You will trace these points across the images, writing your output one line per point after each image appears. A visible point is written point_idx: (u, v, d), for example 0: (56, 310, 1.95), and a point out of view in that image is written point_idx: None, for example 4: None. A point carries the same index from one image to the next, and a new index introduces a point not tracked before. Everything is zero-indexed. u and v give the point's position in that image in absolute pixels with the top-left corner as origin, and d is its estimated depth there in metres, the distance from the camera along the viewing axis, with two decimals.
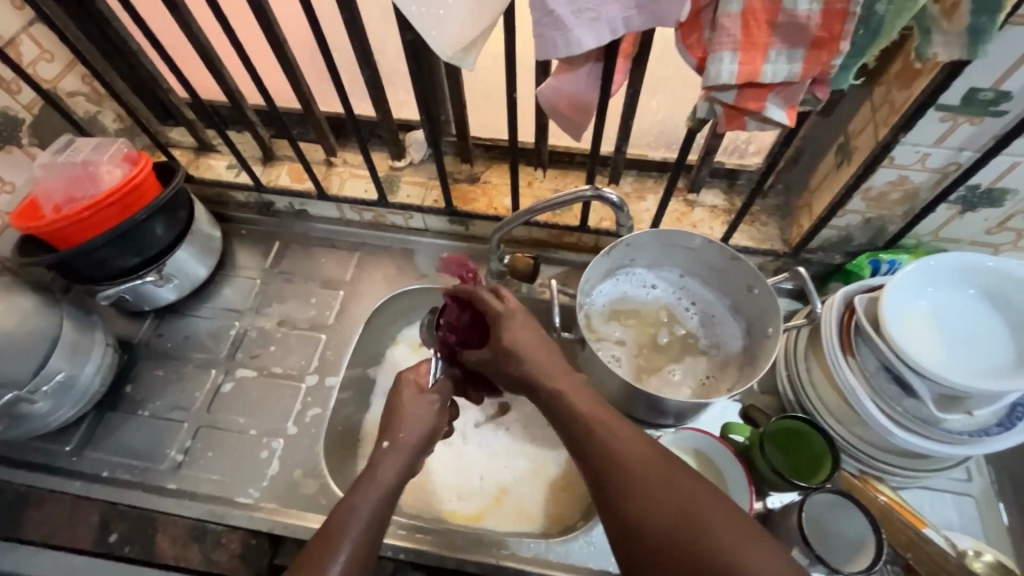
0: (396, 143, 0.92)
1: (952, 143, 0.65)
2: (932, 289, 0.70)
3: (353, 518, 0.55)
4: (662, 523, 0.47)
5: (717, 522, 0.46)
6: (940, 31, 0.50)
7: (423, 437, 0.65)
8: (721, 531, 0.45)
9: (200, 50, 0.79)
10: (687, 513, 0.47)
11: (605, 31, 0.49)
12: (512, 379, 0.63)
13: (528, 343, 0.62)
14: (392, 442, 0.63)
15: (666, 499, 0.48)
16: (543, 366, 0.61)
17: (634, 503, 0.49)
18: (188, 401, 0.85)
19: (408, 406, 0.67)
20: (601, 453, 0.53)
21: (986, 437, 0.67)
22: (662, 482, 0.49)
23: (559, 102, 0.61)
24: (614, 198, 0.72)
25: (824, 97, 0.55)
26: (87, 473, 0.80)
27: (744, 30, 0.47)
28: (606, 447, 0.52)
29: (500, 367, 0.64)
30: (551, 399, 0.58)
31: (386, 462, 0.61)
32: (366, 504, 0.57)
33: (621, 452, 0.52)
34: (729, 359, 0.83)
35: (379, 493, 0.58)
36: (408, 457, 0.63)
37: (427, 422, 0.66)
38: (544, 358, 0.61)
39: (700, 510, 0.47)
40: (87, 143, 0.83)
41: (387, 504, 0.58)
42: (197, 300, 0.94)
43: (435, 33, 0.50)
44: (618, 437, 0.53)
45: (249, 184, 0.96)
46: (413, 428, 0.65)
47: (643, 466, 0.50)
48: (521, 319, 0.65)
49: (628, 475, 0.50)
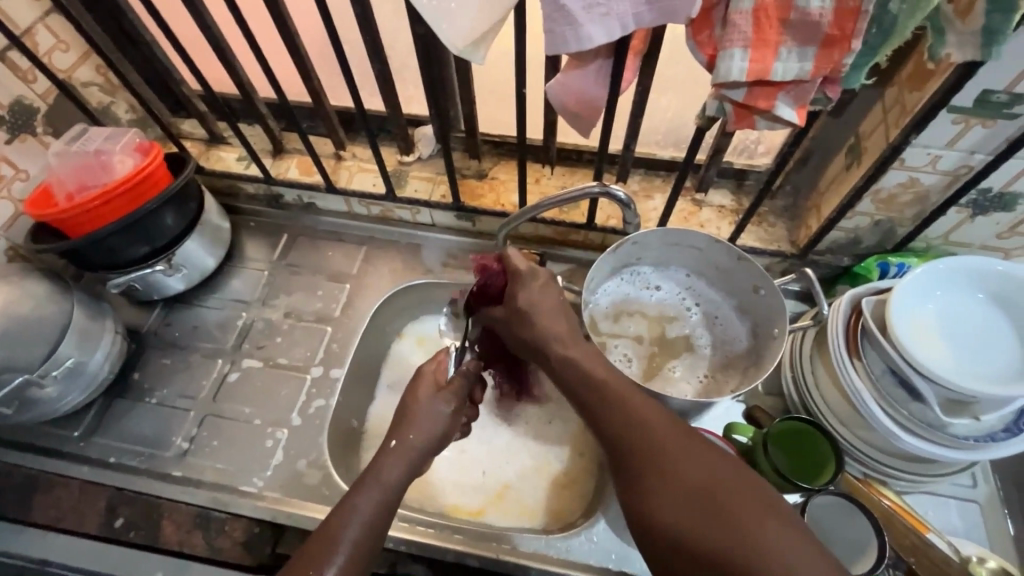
0: (405, 138, 0.93)
1: (964, 145, 0.64)
2: (941, 293, 0.69)
3: (351, 520, 0.56)
4: (679, 489, 0.48)
5: (730, 485, 0.48)
6: (954, 32, 0.50)
7: (430, 444, 0.64)
8: (736, 494, 0.47)
9: (213, 43, 0.80)
10: (701, 478, 0.48)
11: (616, 26, 0.49)
12: (527, 343, 0.64)
13: (549, 310, 0.63)
14: (399, 442, 0.63)
15: (680, 464, 0.50)
16: (560, 325, 0.62)
17: (652, 470, 0.50)
18: (195, 390, 0.86)
19: (417, 401, 0.67)
20: (619, 424, 0.54)
21: (993, 442, 0.66)
22: (677, 450, 0.50)
23: (567, 99, 0.61)
24: (622, 196, 0.72)
25: (835, 97, 0.54)
26: (94, 459, 0.81)
27: (755, 28, 0.47)
28: (626, 418, 0.54)
29: (517, 328, 0.65)
30: (570, 371, 0.59)
31: (389, 460, 0.61)
32: (366, 504, 0.58)
33: (639, 422, 0.53)
34: (733, 359, 0.82)
35: (380, 492, 0.59)
36: (414, 457, 0.62)
37: (437, 421, 0.66)
38: (562, 326, 0.62)
39: (715, 475, 0.48)
40: (101, 132, 0.84)
41: (387, 504, 0.59)
42: (205, 291, 0.95)
43: (445, 25, 0.50)
44: (637, 408, 0.54)
45: (259, 177, 0.97)
46: (422, 419, 0.65)
47: (658, 437, 0.52)
48: (541, 281, 0.65)
49: (647, 444, 0.52)
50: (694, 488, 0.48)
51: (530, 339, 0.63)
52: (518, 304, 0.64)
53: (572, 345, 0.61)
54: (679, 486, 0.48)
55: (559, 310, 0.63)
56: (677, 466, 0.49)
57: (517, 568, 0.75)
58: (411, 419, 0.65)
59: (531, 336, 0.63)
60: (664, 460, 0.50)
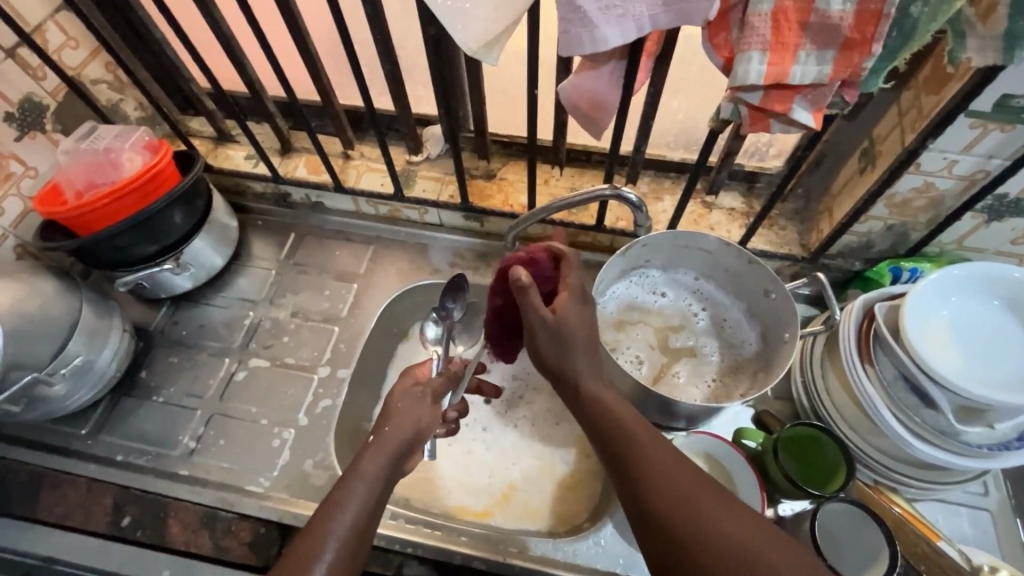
0: (414, 137, 0.92)
1: (981, 150, 0.64)
2: (955, 299, 0.69)
3: (338, 517, 0.55)
4: (697, 533, 0.46)
5: (747, 532, 0.46)
6: (975, 36, 0.49)
7: (409, 437, 0.62)
8: (755, 542, 0.45)
9: (224, 42, 0.80)
10: (718, 522, 0.46)
11: (632, 28, 0.48)
12: (552, 369, 0.62)
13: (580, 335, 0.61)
14: (377, 435, 0.61)
15: (697, 507, 0.48)
16: (587, 356, 0.60)
17: (668, 512, 0.48)
18: (202, 388, 0.86)
19: (397, 398, 0.67)
20: (637, 466, 0.52)
21: (1007, 451, 0.65)
22: (695, 493, 0.49)
23: (580, 101, 0.61)
24: (633, 198, 0.71)
25: (852, 101, 0.54)
26: (101, 457, 0.81)
27: (773, 30, 0.46)
28: (644, 458, 0.52)
29: (543, 351, 0.61)
30: (588, 407, 0.58)
31: (370, 455, 0.60)
32: (353, 500, 0.56)
33: (657, 462, 0.51)
34: (742, 363, 0.82)
35: (366, 486, 0.58)
36: (392, 451, 0.60)
37: (416, 416, 0.64)
38: (588, 358, 0.60)
39: (732, 520, 0.46)
40: (110, 130, 0.84)
41: (375, 501, 0.57)
42: (212, 289, 0.95)
43: (460, 26, 0.50)
44: (654, 448, 0.53)
45: (266, 176, 0.96)
46: (402, 416, 0.64)
47: (677, 478, 0.50)
48: (571, 302, 0.62)
49: (664, 485, 0.50)
50: (710, 533, 0.46)
51: (557, 366, 0.61)
52: (558, 321, 0.60)
53: (594, 384, 0.59)
54: (696, 530, 0.46)
55: (591, 338, 0.61)
56: (695, 510, 0.47)
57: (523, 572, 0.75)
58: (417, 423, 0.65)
59: (555, 362, 0.61)
60: (685, 503, 0.48)
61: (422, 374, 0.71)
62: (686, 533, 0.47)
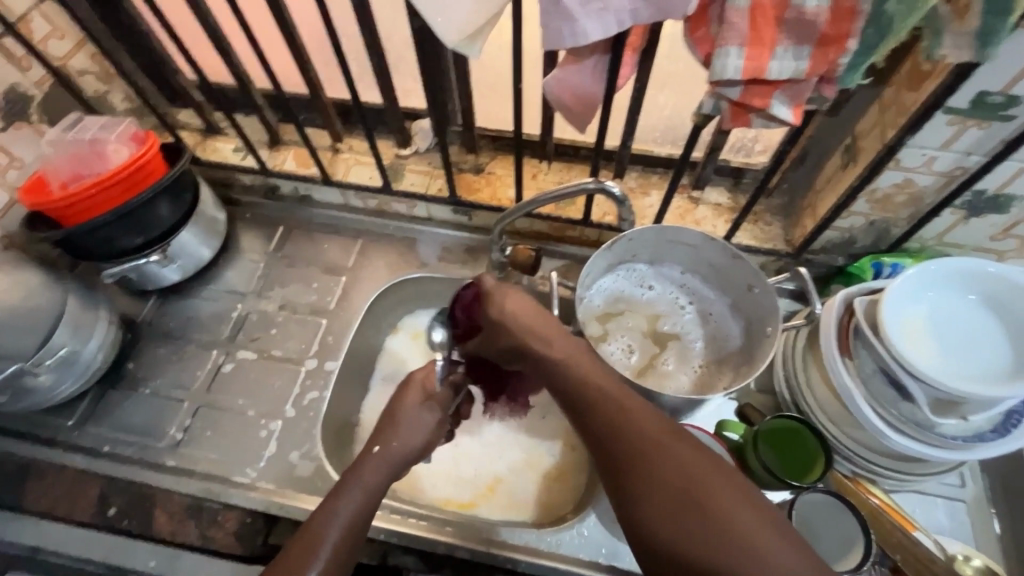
0: (402, 131, 0.93)
1: (960, 147, 0.65)
2: (933, 293, 0.70)
3: (333, 524, 0.57)
4: (659, 479, 0.48)
5: (704, 476, 0.48)
6: (951, 33, 0.49)
7: (413, 449, 0.66)
8: (719, 494, 0.46)
9: (211, 34, 0.80)
10: (676, 472, 0.48)
11: (612, 23, 0.49)
12: (508, 350, 0.63)
13: (521, 310, 0.62)
14: (382, 447, 0.64)
15: (657, 454, 0.49)
16: (539, 324, 0.61)
17: (631, 464, 0.50)
18: (189, 380, 0.86)
19: (405, 409, 0.68)
20: (604, 422, 0.53)
21: (982, 442, 0.66)
22: (657, 441, 0.50)
23: (563, 94, 0.61)
24: (617, 192, 0.71)
25: (831, 96, 0.54)
26: (87, 448, 0.81)
27: (751, 25, 0.47)
28: (609, 412, 0.53)
29: (495, 339, 0.64)
30: (547, 376, 0.59)
31: (370, 464, 0.63)
32: (346, 511, 0.59)
33: (622, 415, 0.52)
34: (726, 356, 0.83)
35: (358, 495, 0.60)
36: (394, 463, 0.64)
37: (421, 431, 0.67)
38: (540, 325, 0.61)
39: (690, 466, 0.48)
40: (96, 121, 0.83)
41: (372, 502, 0.61)
42: (201, 281, 0.95)
43: (440, 19, 0.50)
44: (617, 401, 0.53)
45: (254, 168, 0.96)
46: (408, 429, 0.67)
47: (641, 429, 0.51)
48: (510, 290, 0.64)
49: (628, 436, 0.51)
50: (670, 478, 0.48)
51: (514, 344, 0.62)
52: (491, 319, 0.64)
53: (557, 347, 0.59)
54: (656, 478, 0.48)
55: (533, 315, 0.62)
56: (657, 458, 0.49)
57: (507, 562, 0.75)
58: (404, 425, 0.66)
59: (511, 341, 0.62)
60: (648, 452, 0.50)
61: (426, 381, 0.71)
62: (649, 481, 0.49)
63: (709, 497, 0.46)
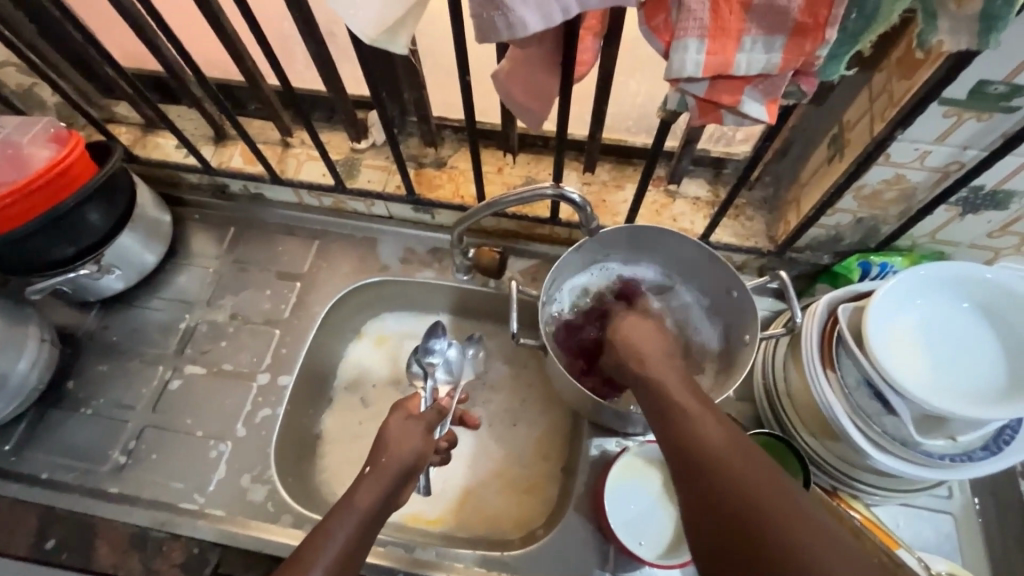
0: (355, 124, 0.86)
1: (956, 141, 0.58)
2: (922, 301, 0.64)
3: (325, 549, 0.53)
4: (735, 507, 0.44)
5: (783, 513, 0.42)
6: (947, 16, 0.42)
7: (408, 464, 0.62)
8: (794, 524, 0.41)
9: (130, 22, 0.72)
10: (757, 494, 0.44)
11: (556, 11, 0.42)
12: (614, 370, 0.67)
13: (640, 337, 0.64)
14: (373, 467, 0.60)
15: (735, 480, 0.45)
16: (648, 347, 0.62)
17: (707, 487, 0.46)
18: (134, 399, 0.81)
19: (390, 427, 0.65)
20: (686, 439, 0.50)
21: (970, 461, 0.61)
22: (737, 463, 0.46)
23: (512, 88, 0.54)
24: (576, 198, 0.65)
25: (810, 91, 0.48)
26: (25, 474, 0.76)
27: (712, 13, 0.40)
28: (685, 427, 0.51)
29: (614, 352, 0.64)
30: (648, 385, 0.58)
31: (365, 485, 0.59)
32: (341, 532, 0.55)
33: (705, 434, 0.49)
34: (705, 367, 0.76)
35: (356, 517, 0.56)
36: (389, 483, 0.59)
37: (413, 443, 0.64)
38: (654, 352, 0.61)
39: (769, 500, 0.43)
40: (12, 119, 0.76)
41: (370, 525, 0.56)
42: (146, 290, 0.89)
43: (353, 11, 0.42)
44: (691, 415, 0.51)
45: (198, 167, 0.90)
46: (398, 442, 0.63)
47: (720, 451, 0.47)
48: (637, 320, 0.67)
49: (705, 452, 0.48)
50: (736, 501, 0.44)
51: (626, 360, 0.62)
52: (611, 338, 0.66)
53: (654, 368, 0.59)
54: (731, 502, 0.44)
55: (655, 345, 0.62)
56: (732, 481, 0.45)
57: None
58: (393, 443, 0.63)
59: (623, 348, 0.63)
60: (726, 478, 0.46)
61: (411, 408, 0.69)
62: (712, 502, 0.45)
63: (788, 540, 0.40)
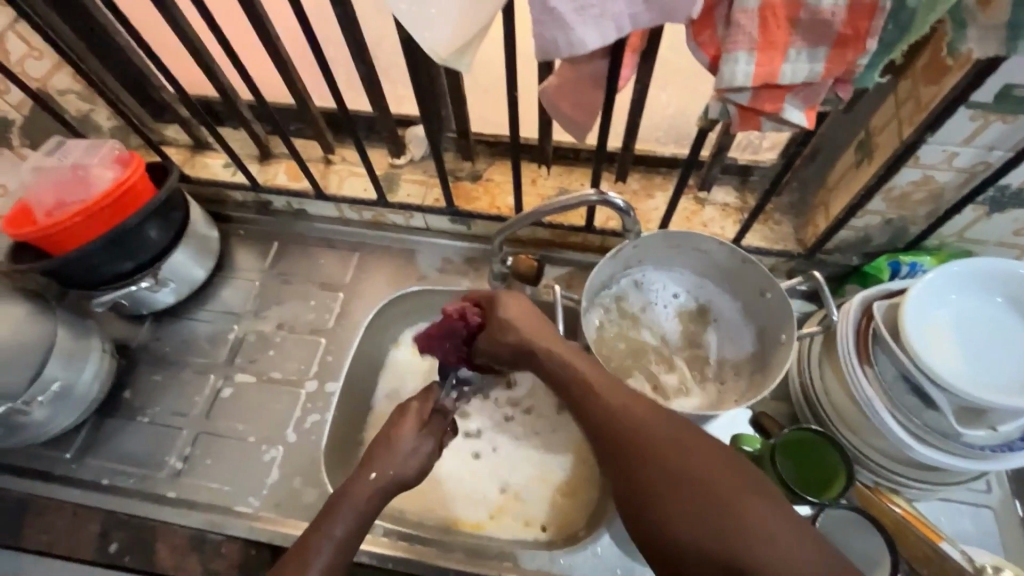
0: (396, 141, 0.90)
1: (982, 142, 0.61)
2: (956, 297, 0.66)
3: (319, 551, 0.55)
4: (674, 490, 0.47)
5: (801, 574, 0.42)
6: (976, 25, 0.46)
7: (409, 472, 0.64)
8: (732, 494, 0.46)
9: (190, 49, 0.76)
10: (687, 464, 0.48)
11: (611, 29, 0.45)
12: (515, 353, 0.62)
13: (521, 317, 0.62)
14: (378, 474, 0.61)
15: (720, 505, 0.45)
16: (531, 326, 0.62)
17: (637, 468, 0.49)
18: (187, 406, 0.84)
19: (400, 435, 0.65)
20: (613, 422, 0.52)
21: (1010, 452, 0.63)
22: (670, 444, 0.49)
23: (561, 101, 0.58)
24: (619, 203, 0.68)
25: (847, 97, 0.51)
26: (86, 481, 0.79)
27: (761, 28, 0.43)
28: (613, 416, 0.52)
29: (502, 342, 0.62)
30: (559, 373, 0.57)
31: (364, 486, 0.61)
32: (337, 529, 0.57)
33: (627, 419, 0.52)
34: (741, 366, 0.79)
35: (351, 516, 0.59)
36: (390, 490, 0.62)
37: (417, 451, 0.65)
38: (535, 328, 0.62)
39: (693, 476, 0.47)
40: (77, 144, 0.81)
41: (364, 526, 0.59)
42: (195, 302, 0.92)
43: (426, 33, 0.46)
44: (650, 416, 0.51)
45: (245, 184, 0.94)
46: (410, 453, 0.65)
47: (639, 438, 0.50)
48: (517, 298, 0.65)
49: (626, 438, 0.51)
50: (672, 473, 0.48)
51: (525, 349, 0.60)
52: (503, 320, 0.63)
53: (554, 349, 0.59)
54: (658, 479, 0.48)
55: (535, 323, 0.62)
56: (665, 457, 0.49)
57: None
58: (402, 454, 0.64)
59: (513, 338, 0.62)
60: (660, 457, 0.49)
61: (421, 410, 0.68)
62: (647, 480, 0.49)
63: (730, 508, 0.45)
